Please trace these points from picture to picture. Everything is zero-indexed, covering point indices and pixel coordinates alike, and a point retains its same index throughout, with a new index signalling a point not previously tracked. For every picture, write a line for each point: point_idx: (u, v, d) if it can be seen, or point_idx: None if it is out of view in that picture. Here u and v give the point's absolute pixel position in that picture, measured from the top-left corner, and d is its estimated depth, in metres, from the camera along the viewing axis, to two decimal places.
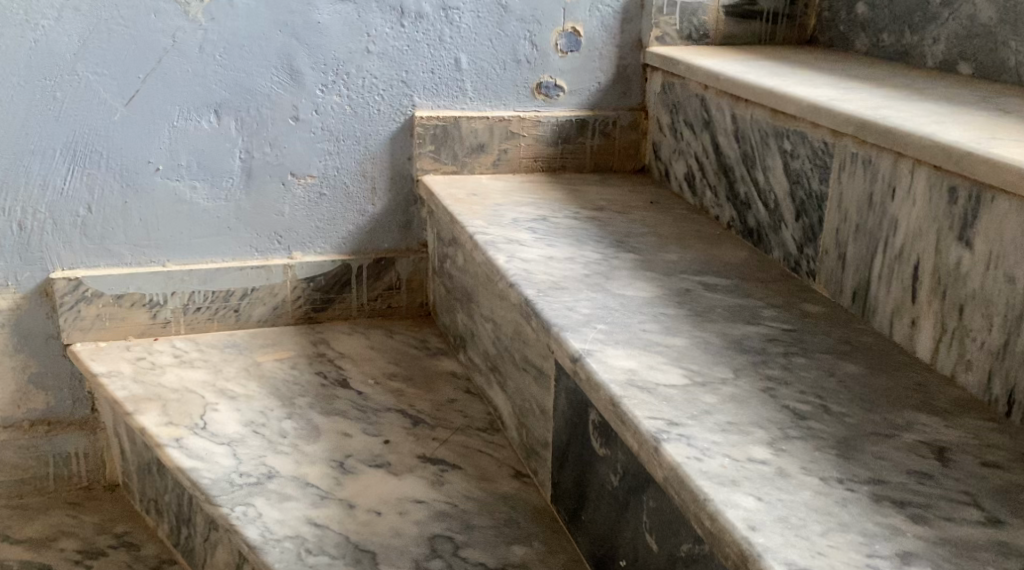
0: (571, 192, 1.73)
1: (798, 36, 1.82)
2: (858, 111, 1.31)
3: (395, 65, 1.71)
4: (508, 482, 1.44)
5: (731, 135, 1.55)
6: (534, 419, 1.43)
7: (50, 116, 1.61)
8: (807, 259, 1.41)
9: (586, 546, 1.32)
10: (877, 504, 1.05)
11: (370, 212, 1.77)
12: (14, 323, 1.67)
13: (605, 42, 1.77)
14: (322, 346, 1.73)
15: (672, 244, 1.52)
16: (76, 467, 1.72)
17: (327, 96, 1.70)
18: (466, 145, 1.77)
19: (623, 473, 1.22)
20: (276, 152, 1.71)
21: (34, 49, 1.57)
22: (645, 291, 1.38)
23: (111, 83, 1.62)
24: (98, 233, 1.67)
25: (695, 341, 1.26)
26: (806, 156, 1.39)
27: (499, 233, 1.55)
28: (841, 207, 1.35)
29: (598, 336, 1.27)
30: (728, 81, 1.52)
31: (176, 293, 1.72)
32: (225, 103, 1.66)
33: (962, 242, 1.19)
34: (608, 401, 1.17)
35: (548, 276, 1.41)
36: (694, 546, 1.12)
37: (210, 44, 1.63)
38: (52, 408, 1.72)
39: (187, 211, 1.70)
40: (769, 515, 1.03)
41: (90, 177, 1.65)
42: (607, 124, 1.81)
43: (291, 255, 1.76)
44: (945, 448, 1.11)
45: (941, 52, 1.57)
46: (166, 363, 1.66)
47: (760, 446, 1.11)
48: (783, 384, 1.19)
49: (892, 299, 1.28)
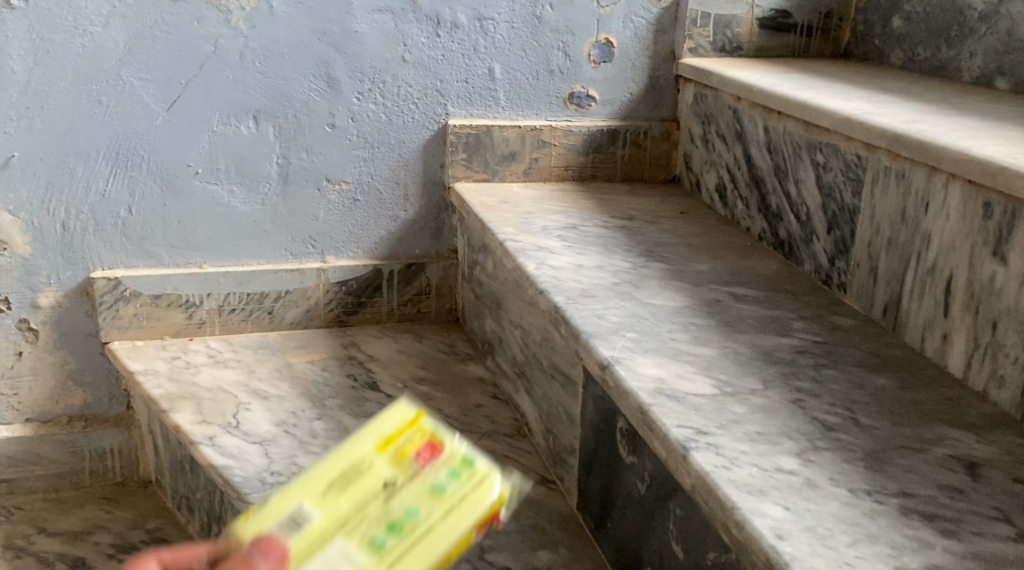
0: (601, 202, 1.75)
1: (832, 49, 1.83)
2: (892, 125, 1.32)
3: (431, 74, 1.73)
4: (535, 487, 1.46)
5: (763, 147, 1.56)
6: (562, 426, 1.44)
7: (95, 119, 1.63)
8: (838, 272, 1.42)
9: (612, 553, 1.33)
10: (905, 517, 1.06)
11: (403, 217, 1.79)
12: (55, 321, 1.70)
13: (638, 53, 1.79)
14: (352, 349, 1.75)
15: (701, 255, 1.53)
16: (111, 462, 1.75)
17: (363, 103, 1.72)
18: (498, 154, 1.79)
19: (651, 482, 1.23)
20: (312, 158, 1.73)
21: (81, 54, 1.60)
22: (674, 301, 1.39)
23: (154, 88, 1.64)
24: (138, 234, 1.70)
25: (724, 351, 1.28)
26: (839, 169, 1.41)
27: (529, 240, 1.57)
28: (873, 221, 1.36)
29: (627, 344, 1.29)
30: (762, 93, 1.54)
31: (212, 294, 1.74)
32: (264, 109, 1.69)
33: (996, 257, 1.20)
34: (637, 409, 1.19)
35: (578, 284, 1.43)
36: (720, 554, 1.13)
37: (251, 52, 1.66)
38: (89, 405, 1.75)
39: (224, 214, 1.72)
40: (797, 524, 1.04)
41: (132, 180, 1.67)
42: (639, 134, 1.83)
43: (324, 259, 1.78)
44: (976, 463, 1.12)
45: (977, 67, 1.58)
46: (200, 363, 1.69)
47: (788, 456, 1.12)
48: (812, 396, 1.20)
49: (924, 313, 1.29)
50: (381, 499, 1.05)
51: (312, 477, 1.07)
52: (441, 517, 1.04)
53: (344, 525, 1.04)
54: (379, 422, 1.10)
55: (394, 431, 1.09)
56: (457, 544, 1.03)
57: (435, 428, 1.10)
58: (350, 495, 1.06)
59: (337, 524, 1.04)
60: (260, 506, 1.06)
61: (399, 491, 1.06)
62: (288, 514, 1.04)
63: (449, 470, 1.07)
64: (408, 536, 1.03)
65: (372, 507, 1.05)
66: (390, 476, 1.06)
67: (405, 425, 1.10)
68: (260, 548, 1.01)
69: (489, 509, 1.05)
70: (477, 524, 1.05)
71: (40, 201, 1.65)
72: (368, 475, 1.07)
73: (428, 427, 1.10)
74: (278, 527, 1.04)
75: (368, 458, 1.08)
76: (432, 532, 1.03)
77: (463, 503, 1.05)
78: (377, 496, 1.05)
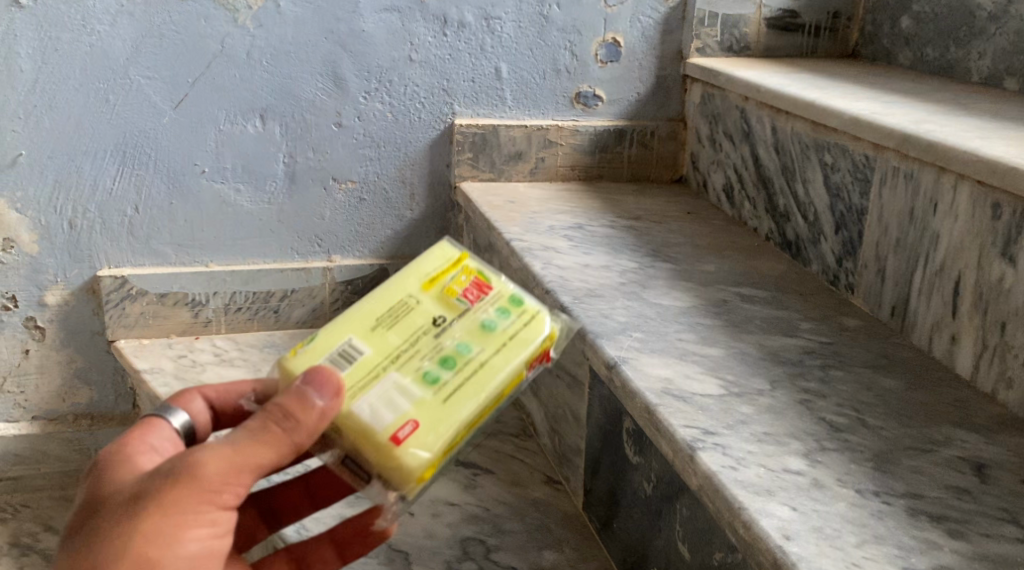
0: (608, 201, 1.75)
1: (840, 50, 1.83)
2: (901, 125, 1.32)
3: (437, 73, 1.73)
4: (541, 487, 1.45)
5: (771, 146, 1.56)
6: (567, 426, 1.44)
7: (102, 118, 1.64)
8: (846, 272, 1.41)
9: (618, 553, 1.33)
10: (913, 518, 1.05)
11: (409, 217, 1.79)
12: (61, 319, 1.70)
13: (646, 52, 1.78)
14: None
15: (708, 255, 1.53)
16: None
17: (369, 102, 1.72)
18: (504, 153, 1.79)
19: (657, 482, 1.23)
20: (319, 157, 1.73)
21: (89, 53, 1.61)
22: (681, 302, 1.39)
23: (161, 87, 1.64)
24: (144, 232, 1.70)
25: (731, 352, 1.27)
26: (847, 169, 1.40)
27: (535, 240, 1.56)
28: (881, 222, 1.36)
29: (634, 344, 1.28)
30: (770, 93, 1.53)
31: (218, 293, 1.74)
32: (271, 108, 1.69)
33: (1005, 258, 1.19)
34: (644, 409, 1.18)
35: (584, 284, 1.43)
36: (727, 555, 1.13)
37: (258, 51, 1.66)
38: (95, 403, 1.75)
39: (230, 213, 1.72)
40: (804, 525, 1.04)
41: (139, 179, 1.67)
42: (645, 134, 1.82)
43: (330, 258, 1.78)
44: (984, 464, 1.12)
45: (986, 67, 1.57)
46: (207, 361, 1.69)
47: (795, 457, 1.11)
48: (819, 397, 1.20)
49: (931, 314, 1.28)
50: (432, 335, 1.09)
51: (362, 308, 1.10)
52: (494, 352, 1.09)
53: (397, 357, 1.08)
54: (424, 259, 1.13)
55: (439, 270, 1.12)
56: (509, 380, 1.08)
57: (480, 268, 1.13)
58: (401, 329, 1.09)
59: (391, 356, 1.08)
60: (310, 335, 1.10)
61: (448, 328, 1.09)
62: (339, 348, 1.08)
63: (499, 309, 1.11)
64: (462, 369, 1.07)
65: (424, 342, 1.08)
66: (439, 314, 1.10)
67: (450, 265, 1.13)
68: (314, 381, 1.03)
69: (541, 344, 1.10)
70: (526, 363, 1.09)
71: (48, 199, 1.65)
72: (417, 311, 1.10)
73: (473, 267, 1.13)
74: (329, 360, 1.07)
75: (415, 296, 1.11)
76: (486, 365, 1.08)
77: (513, 340, 1.09)
78: (428, 330, 1.09)
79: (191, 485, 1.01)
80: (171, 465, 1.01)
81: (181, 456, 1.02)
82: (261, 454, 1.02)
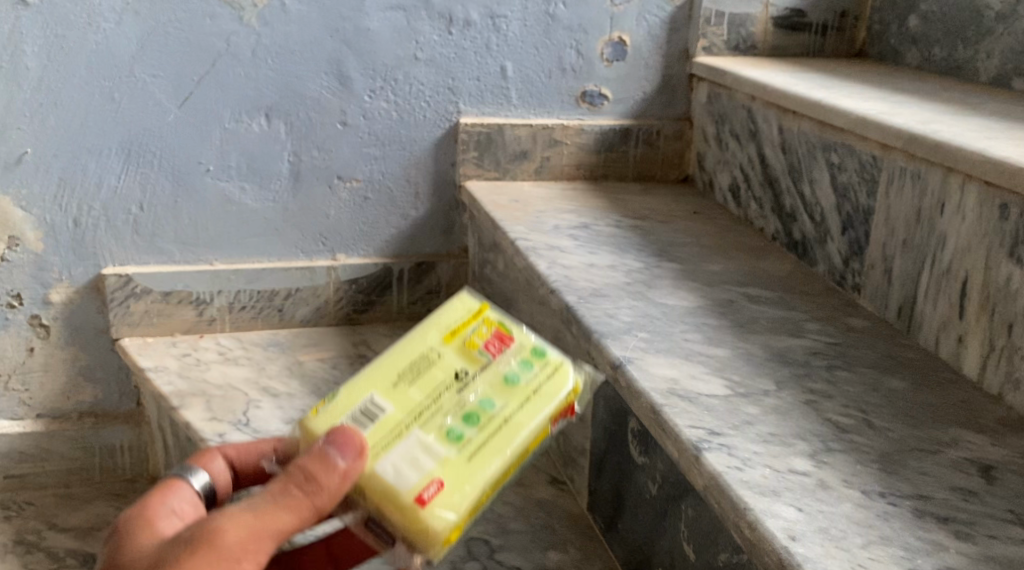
0: (613, 201, 1.74)
1: (847, 49, 1.83)
2: (908, 126, 1.31)
3: (443, 72, 1.72)
4: (545, 488, 1.45)
5: (778, 146, 1.56)
6: (572, 426, 1.44)
7: (107, 116, 1.63)
8: (853, 273, 1.41)
9: (622, 554, 1.32)
10: (919, 519, 1.05)
11: (414, 216, 1.79)
12: (66, 317, 1.70)
13: (652, 51, 1.78)
14: (362, 348, 1.75)
15: (714, 255, 1.53)
16: (120, 459, 1.77)
17: (374, 101, 1.71)
18: (509, 152, 1.78)
19: (662, 482, 1.23)
20: (324, 155, 1.72)
21: (95, 51, 1.60)
22: (687, 302, 1.38)
23: (167, 85, 1.64)
24: (149, 231, 1.70)
25: (737, 352, 1.27)
26: (854, 169, 1.40)
27: (540, 239, 1.56)
28: (888, 222, 1.35)
29: (639, 344, 1.28)
30: (777, 92, 1.53)
31: (222, 291, 1.74)
32: (276, 106, 1.68)
33: (1013, 259, 1.19)
34: (649, 409, 1.18)
35: (590, 283, 1.42)
36: (732, 556, 1.12)
37: (263, 49, 1.66)
38: (100, 402, 1.75)
39: (235, 212, 1.72)
40: (810, 526, 1.04)
41: (143, 176, 1.67)
42: (652, 133, 1.82)
43: (335, 257, 1.78)
44: (991, 465, 1.11)
45: (994, 67, 1.57)
46: (211, 360, 1.69)
47: (801, 457, 1.11)
48: (826, 397, 1.19)
49: (939, 315, 1.28)
50: (455, 391, 1.10)
51: (382, 366, 1.11)
52: (517, 408, 1.09)
53: (419, 418, 1.08)
54: (446, 311, 1.14)
55: (461, 322, 1.13)
56: (533, 436, 1.09)
57: (501, 319, 1.13)
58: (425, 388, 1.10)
59: (415, 415, 1.08)
60: (331, 393, 1.10)
61: (471, 383, 1.10)
62: (360, 406, 1.09)
63: (521, 360, 1.12)
64: (486, 427, 1.08)
65: (446, 398, 1.09)
66: (462, 367, 1.11)
67: (472, 317, 1.13)
68: (337, 442, 1.05)
69: (566, 399, 1.11)
70: (551, 418, 1.10)
71: (53, 197, 1.65)
72: (438, 365, 1.11)
73: (494, 318, 1.13)
74: (351, 419, 1.08)
75: (437, 348, 1.12)
76: (510, 421, 1.09)
77: (537, 395, 1.10)
78: (450, 386, 1.10)
79: (211, 552, 1.01)
80: (192, 531, 1.03)
81: (201, 523, 1.03)
82: (283, 518, 1.03)
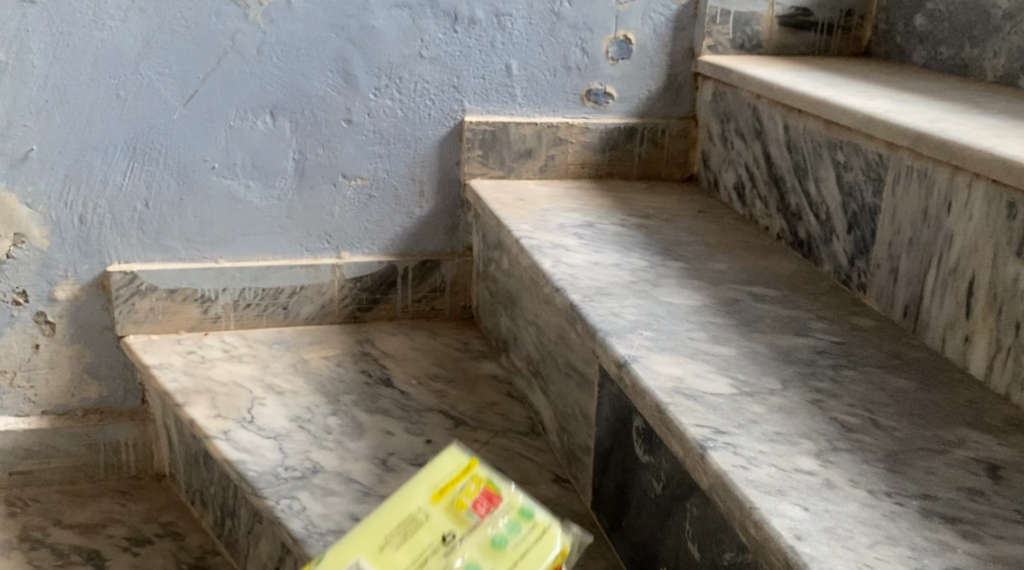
0: (618, 200, 1.74)
1: (853, 48, 1.82)
2: (915, 124, 1.31)
3: (448, 70, 1.72)
4: (549, 486, 1.45)
5: (783, 145, 1.55)
6: (576, 425, 1.43)
7: (113, 114, 1.64)
8: (858, 272, 1.41)
9: (626, 552, 1.32)
10: (926, 519, 1.05)
11: (418, 214, 1.79)
12: (71, 314, 1.70)
13: (657, 50, 1.78)
14: (366, 346, 1.75)
15: (719, 254, 1.53)
16: (125, 456, 1.76)
17: (379, 99, 1.71)
18: (514, 150, 1.78)
19: (667, 481, 1.22)
20: (328, 153, 1.72)
21: (100, 49, 1.61)
22: (692, 300, 1.38)
23: (172, 83, 1.64)
24: (154, 228, 1.70)
25: (743, 351, 1.27)
26: (860, 168, 1.40)
27: (545, 238, 1.56)
28: (894, 221, 1.35)
29: (644, 343, 1.28)
30: (783, 91, 1.53)
31: (227, 289, 1.74)
32: (281, 104, 1.69)
33: (1020, 258, 1.19)
34: (654, 408, 1.18)
35: (594, 282, 1.42)
36: (737, 555, 1.12)
37: (268, 47, 1.66)
38: (105, 399, 1.75)
39: (240, 210, 1.72)
40: (816, 525, 1.03)
41: (149, 174, 1.67)
42: (657, 132, 1.82)
43: (339, 255, 1.78)
44: (998, 465, 1.11)
45: (1001, 66, 1.57)
46: (216, 357, 1.69)
47: (807, 456, 1.11)
48: (832, 396, 1.19)
49: (945, 314, 1.28)
50: (441, 554, 1.09)
51: (369, 528, 1.11)
52: None
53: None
54: (436, 469, 1.14)
55: (450, 480, 1.13)
56: None
57: (490, 477, 1.13)
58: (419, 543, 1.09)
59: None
60: (319, 558, 1.10)
61: (457, 545, 1.09)
62: None
63: (509, 521, 1.10)
64: None
65: (431, 562, 1.08)
66: (448, 529, 1.10)
67: (461, 473, 1.13)
68: None
69: (552, 563, 1.08)
70: None
71: (59, 194, 1.65)
72: (426, 526, 1.10)
73: (483, 476, 1.13)
74: None
75: (424, 509, 1.11)
76: None
77: (523, 562, 1.08)
78: (436, 550, 1.09)
79: None
80: None
81: None
82: None
